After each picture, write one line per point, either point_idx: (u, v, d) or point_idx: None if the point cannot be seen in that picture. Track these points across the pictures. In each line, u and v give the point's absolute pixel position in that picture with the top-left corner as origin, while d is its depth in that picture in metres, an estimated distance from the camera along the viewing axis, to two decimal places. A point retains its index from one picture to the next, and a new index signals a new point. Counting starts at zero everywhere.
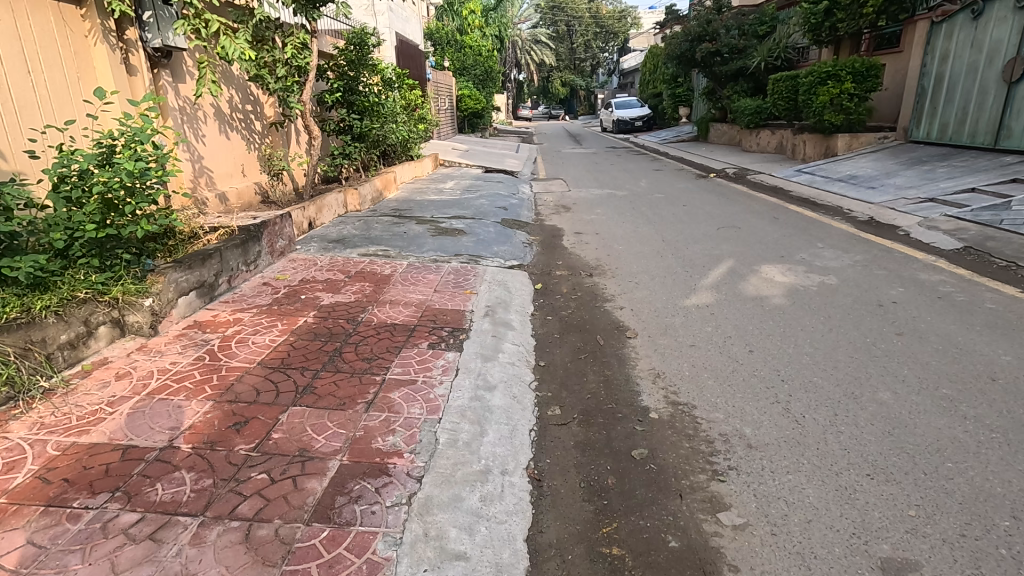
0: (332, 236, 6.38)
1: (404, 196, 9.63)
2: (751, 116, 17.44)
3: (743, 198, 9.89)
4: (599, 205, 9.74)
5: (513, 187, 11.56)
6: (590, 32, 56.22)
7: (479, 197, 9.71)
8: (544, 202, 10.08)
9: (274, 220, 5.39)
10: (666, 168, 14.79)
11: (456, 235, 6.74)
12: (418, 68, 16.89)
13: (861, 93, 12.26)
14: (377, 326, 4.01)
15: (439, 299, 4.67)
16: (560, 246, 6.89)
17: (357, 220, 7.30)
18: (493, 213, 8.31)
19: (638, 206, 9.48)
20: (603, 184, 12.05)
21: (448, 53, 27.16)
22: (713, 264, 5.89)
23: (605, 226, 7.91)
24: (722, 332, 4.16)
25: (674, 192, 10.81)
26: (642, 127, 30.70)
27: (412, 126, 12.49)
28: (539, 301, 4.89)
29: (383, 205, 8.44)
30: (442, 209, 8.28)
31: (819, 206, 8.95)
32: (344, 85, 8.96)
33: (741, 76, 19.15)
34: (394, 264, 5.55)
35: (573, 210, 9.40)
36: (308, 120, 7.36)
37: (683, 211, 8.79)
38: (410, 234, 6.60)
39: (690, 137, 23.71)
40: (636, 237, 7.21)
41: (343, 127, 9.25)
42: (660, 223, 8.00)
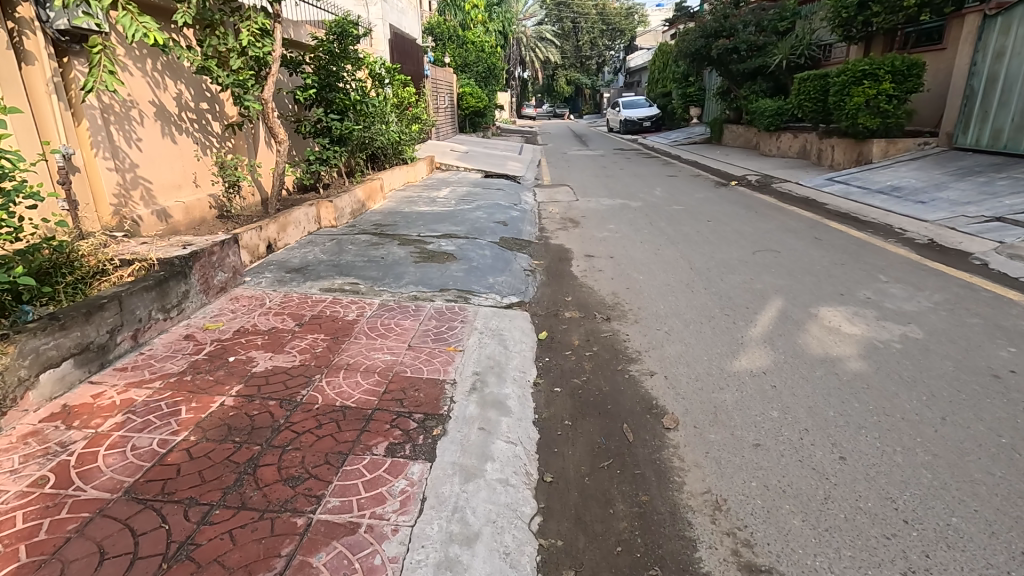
0: (294, 262, 5.30)
1: (391, 206, 8.54)
2: (773, 117, 16.27)
3: (773, 212, 8.76)
4: (611, 219, 8.63)
5: (515, 196, 10.46)
6: (596, 29, 55.03)
7: (477, 208, 8.60)
8: (549, 214, 8.97)
9: (212, 248, 4.29)
10: (680, 174, 13.65)
11: (444, 261, 5.62)
12: (416, 65, 15.84)
13: (901, 94, 11.04)
14: (319, 414, 2.90)
15: (411, 361, 3.56)
16: (568, 274, 5.79)
17: (330, 239, 6.20)
18: (491, 230, 7.22)
19: (655, 221, 8.37)
20: (615, 193, 10.93)
21: (449, 48, 26.02)
22: (758, 304, 4.77)
23: (620, 247, 6.80)
24: (794, 421, 3.05)
25: (694, 203, 9.68)
26: (651, 127, 29.55)
27: (404, 128, 11.33)
28: (543, 362, 3.77)
29: (364, 219, 7.34)
30: (432, 224, 7.19)
31: (864, 224, 7.84)
32: (322, 80, 7.85)
33: (761, 74, 17.97)
34: (363, 304, 4.45)
35: (582, 224, 8.29)
36: (271, 122, 6.22)
37: (708, 229, 7.68)
38: (389, 259, 5.51)
39: (703, 139, 22.54)
40: (658, 263, 6.08)
41: (322, 128, 8.08)
42: (684, 244, 6.88)
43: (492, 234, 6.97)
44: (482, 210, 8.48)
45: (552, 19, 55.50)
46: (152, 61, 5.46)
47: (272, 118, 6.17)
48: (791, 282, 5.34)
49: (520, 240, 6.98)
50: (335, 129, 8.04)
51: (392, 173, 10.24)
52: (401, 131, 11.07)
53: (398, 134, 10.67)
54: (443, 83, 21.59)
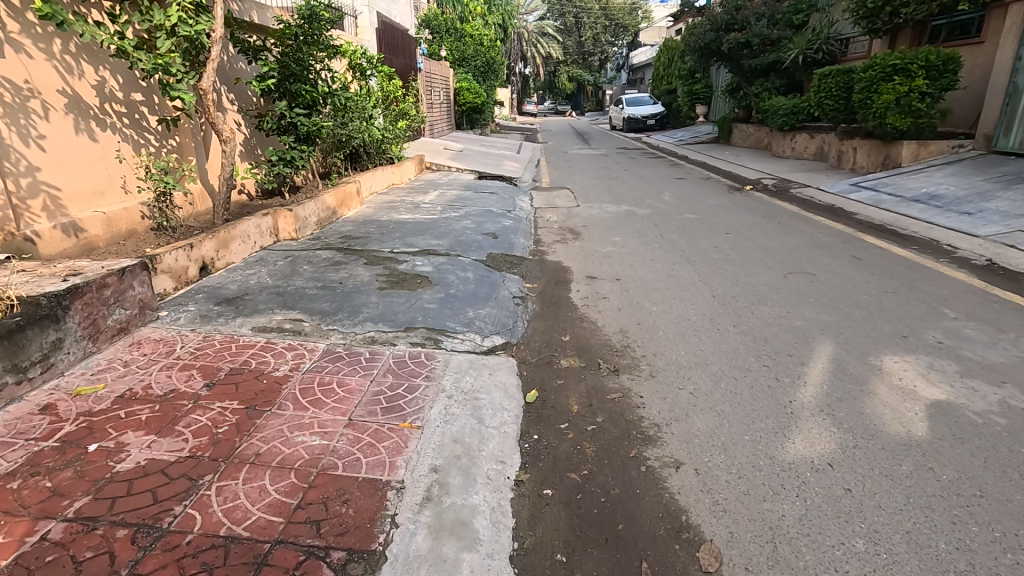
0: (230, 289, 4.33)
1: (367, 212, 7.57)
2: (788, 116, 15.24)
3: (798, 223, 7.79)
4: (616, 229, 7.66)
5: (510, 200, 9.47)
6: (599, 25, 53.93)
7: (465, 216, 7.62)
8: (546, 223, 7.99)
9: (108, 279, 3.33)
10: (690, 176, 12.66)
11: (416, 287, 4.65)
12: (407, 56, 14.87)
13: (935, 92, 10.07)
14: (186, 556, 1.94)
15: (346, 447, 2.59)
16: (565, 303, 4.83)
17: (285, 257, 5.23)
18: (479, 243, 6.24)
19: (666, 232, 7.40)
20: (620, 198, 9.95)
21: (446, 42, 25.00)
22: (804, 350, 3.81)
23: (627, 267, 5.83)
24: (893, 560, 2.09)
25: (708, 212, 8.69)
26: (655, 126, 28.49)
27: (385, 126, 10.28)
28: (529, 444, 2.80)
29: (332, 231, 6.37)
30: (409, 237, 6.22)
31: (905, 238, 6.87)
32: (288, 69, 6.82)
33: (774, 71, 16.96)
34: (303, 351, 3.49)
35: (583, 235, 7.32)
36: (212, 118, 5.17)
37: (727, 243, 6.71)
38: (348, 285, 4.53)
39: (710, 138, 21.52)
40: (674, 289, 5.12)
41: (287, 125, 7.03)
42: (701, 263, 5.91)
43: (479, 249, 5.99)
44: (471, 218, 7.51)
45: (554, 15, 54.35)
46: (61, 40, 4.46)
47: (214, 113, 5.16)
48: (838, 318, 4.37)
49: (512, 257, 6.01)
50: (301, 126, 6.98)
51: (373, 175, 9.22)
52: (382, 130, 10.00)
53: (376, 132, 9.59)
54: (438, 78, 20.57)
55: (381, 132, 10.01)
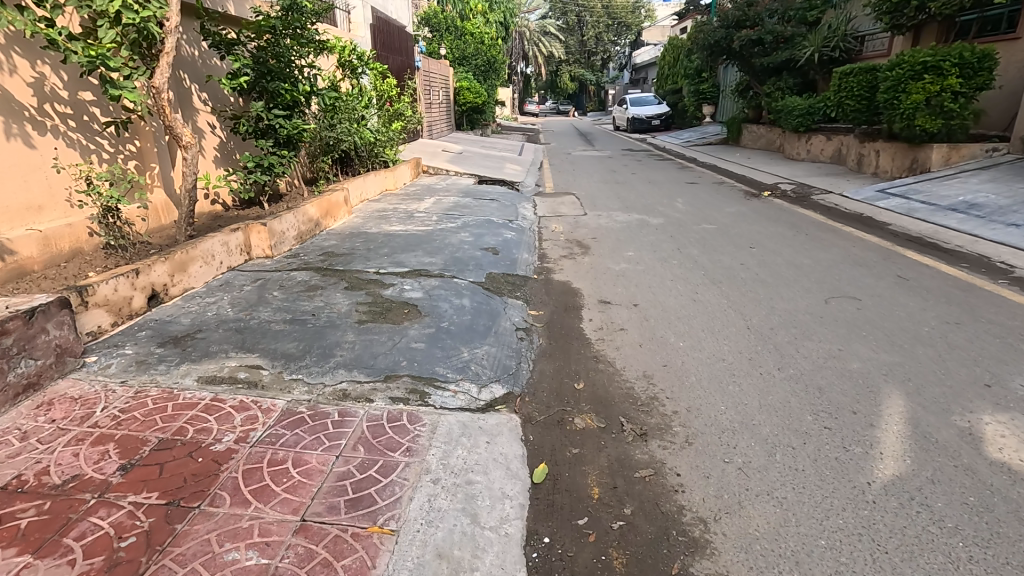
0: (181, 324, 3.66)
1: (356, 223, 6.91)
2: (803, 117, 14.54)
3: (828, 235, 7.11)
4: (628, 241, 6.98)
5: (512, 208, 8.78)
6: (602, 24, 53.22)
7: (462, 227, 6.95)
8: (551, 235, 7.32)
9: (10, 324, 2.65)
10: (703, 181, 11.97)
11: (402, 319, 3.97)
12: (404, 54, 14.22)
13: (969, 91, 9.38)
14: None
15: (291, 571, 1.91)
16: (578, 336, 4.15)
17: (254, 281, 4.56)
18: (477, 261, 5.57)
19: (684, 245, 6.72)
20: (630, 205, 9.26)
21: (446, 40, 24.32)
22: (869, 405, 3.13)
23: (645, 289, 5.15)
24: None
25: (727, 221, 8.01)
26: (660, 126, 27.79)
27: (378, 128, 9.58)
28: (539, 556, 2.12)
29: (313, 247, 5.70)
30: (399, 254, 5.55)
31: (950, 253, 6.19)
32: (262, 66, 6.08)
33: (787, 70, 16.27)
34: (256, 412, 2.81)
35: (593, 249, 6.64)
36: (170, 120, 4.48)
37: (754, 260, 6.03)
38: (322, 318, 3.86)
39: (719, 139, 20.81)
40: (701, 319, 4.44)
41: (265, 128, 6.30)
42: (728, 285, 5.23)
43: (477, 269, 5.32)
44: (469, 230, 6.84)
45: (556, 13, 53.71)
46: None
47: (171, 115, 4.46)
48: (900, 358, 3.70)
49: (514, 278, 5.34)
50: (281, 129, 6.28)
51: (364, 180, 8.54)
52: (374, 132, 9.30)
53: (367, 134, 8.89)
54: (437, 77, 19.88)
55: (373, 134, 9.30)
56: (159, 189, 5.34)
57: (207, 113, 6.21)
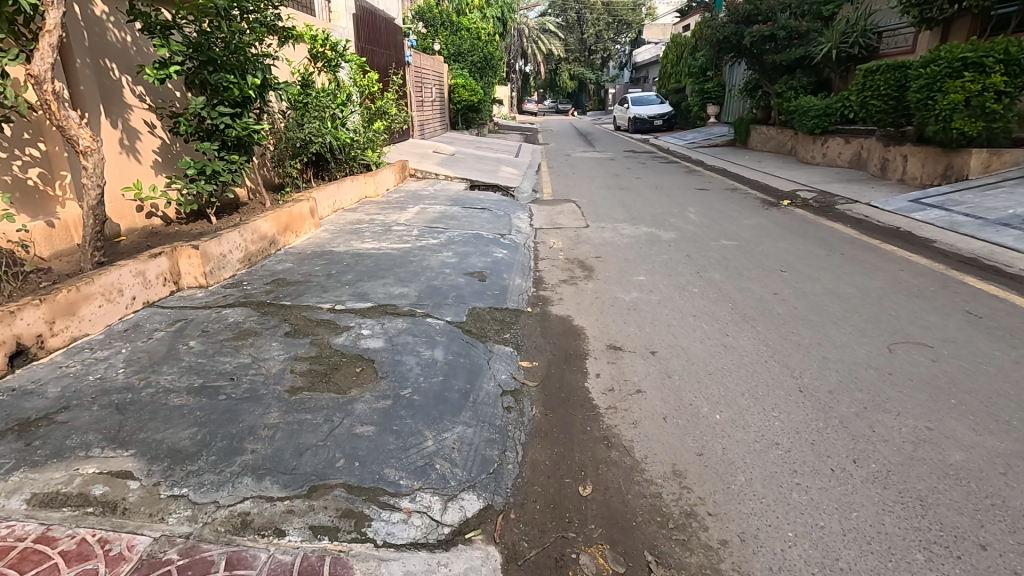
0: (44, 397, 2.69)
1: (322, 239, 5.97)
2: (820, 118, 13.59)
3: (868, 255, 6.17)
4: (637, 261, 6.04)
5: (505, 219, 7.83)
6: (602, 22, 52.29)
7: (446, 244, 6.01)
8: (549, 252, 6.38)
9: None
10: (713, 187, 11.05)
11: (351, 384, 3.01)
12: (392, 48, 13.22)
13: (1014, 90, 8.51)
14: None
15: None
16: (582, 403, 3.21)
17: (171, 324, 3.61)
18: (459, 291, 4.61)
19: (703, 266, 5.79)
20: (636, 215, 8.32)
21: (441, 36, 23.36)
22: (1001, 534, 2.19)
23: (663, 330, 4.21)
24: None
25: (747, 236, 7.08)
26: (662, 127, 26.84)
27: (356, 127, 8.57)
28: None
29: (261, 274, 4.74)
30: (363, 282, 4.59)
31: (1017, 280, 5.27)
32: (205, 54, 5.02)
33: (801, 67, 15.35)
34: (98, 565, 1.84)
35: (597, 271, 5.70)
36: (61, 120, 3.51)
37: (788, 288, 5.09)
38: (243, 384, 2.91)
39: (725, 141, 19.86)
40: (738, 377, 3.49)
41: (209, 129, 5.27)
42: (763, 324, 4.29)
43: (458, 302, 4.37)
44: (453, 248, 5.90)
45: (556, 11, 52.77)
46: None
47: (61, 112, 3.50)
48: (1015, 443, 2.77)
49: (503, 313, 4.39)
50: (229, 130, 5.27)
51: (337, 187, 7.56)
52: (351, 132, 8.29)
53: (340, 134, 7.87)
54: (430, 74, 18.93)
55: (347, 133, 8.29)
56: (71, 203, 4.38)
57: (143, 110, 5.25)
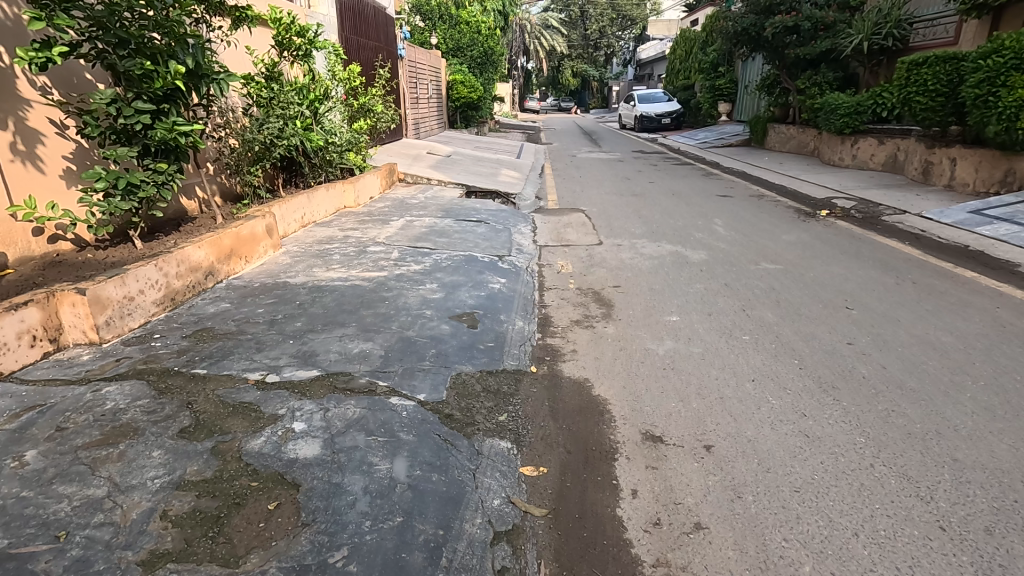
0: None
1: (280, 266, 4.86)
2: (849, 117, 12.46)
3: (947, 285, 5.06)
4: (664, 292, 4.92)
5: (504, 234, 6.71)
6: (605, 18, 51.11)
7: (431, 272, 4.90)
8: (556, 280, 5.26)
9: None
10: (738, 194, 9.92)
11: (254, 541, 1.90)
12: (381, 40, 12.01)
13: None
14: None
15: None
16: (618, 551, 2.12)
17: (18, 415, 2.50)
18: (442, 344, 3.49)
19: (748, 300, 4.67)
20: (656, 230, 7.20)
21: (439, 30, 22.24)
22: None
23: (716, 408, 3.09)
24: None
25: (792, 257, 5.96)
26: (671, 126, 25.70)
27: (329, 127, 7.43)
28: None
29: (184, 321, 3.64)
30: (315, 334, 3.48)
31: None
32: (110, 35, 3.79)
33: (826, 62, 14.20)
34: None
35: (617, 308, 4.58)
36: None
37: (864, 336, 3.98)
38: (72, 550, 1.80)
39: (740, 140, 18.70)
40: (842, 499, 2.39)
41: (126, 131, 4.10)
42: (850, 397, 3.18)
43: (437, 363, 3.25)
44: (440, 277, 4.79)
45: (559, 7, 51.73)
46: None
47: None
48: None
49: (498, 379, 3.27)
50: (151, 131, 4.09)
51: (305, 198, 6.43)
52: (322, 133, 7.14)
53: (306, 135, 6.72)
54: (426, 69, 17.78)
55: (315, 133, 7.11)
56: None
57: (46, 105, 4.12)
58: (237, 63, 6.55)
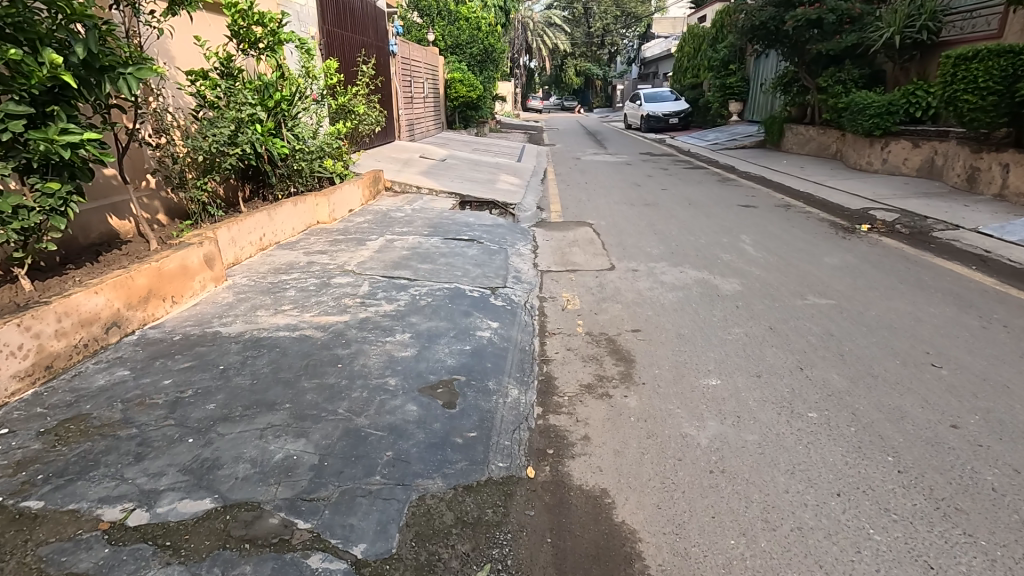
0: None
1: (217, 308, 3.90)
2: (879, 117, 11.39)
3: None
4: (696, 340, 3.95)
5: (498, 256, 5.73)
6: (609, 15, 50.04)
7: (405, 315, 3.94)
8: (561, 321, 4.29)
9: None
10: (762, 204, 8.93)
11: None
12: (369, 36, 11.04)
13: None
14: None
15: None
16: None
17: None
18: (404, 440, 2.53)
19: (803, 354, 3.70)
20: (677, 250, 6.21)
21: (437, 25, 21.25)
22: None
23: (795, 553, 2.11)
24: None
25: (842, 289, 4.98)
26: (678, 125, 24.68)
27: (294, 131, 6.47)
28: None
29: (55, 402, 2.68)
30: (229, 424, 2.52)
31: None
32: None
33: (850, 58, 13.19)
34: None
35: (639, 365, 3.61)
36: None
37: (971, 414, 3.00)
38: None
39: (754, 141, 17.67)
40: None
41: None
42: (985, 531, 2.21)
43: (393, 476, 2.29)
44: (415, 322, 3.83)
45: (562, 4, 50.74)
46: None
47: None
48: None
49: (480, 499, 2.30)
50: (29, 143, 3.10)
51: (265, 216, 5.45)
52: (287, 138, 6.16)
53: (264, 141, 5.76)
54: (422, 67, 16.81)
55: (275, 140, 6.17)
56: None
57: None
58: (186, 58, 5.61)
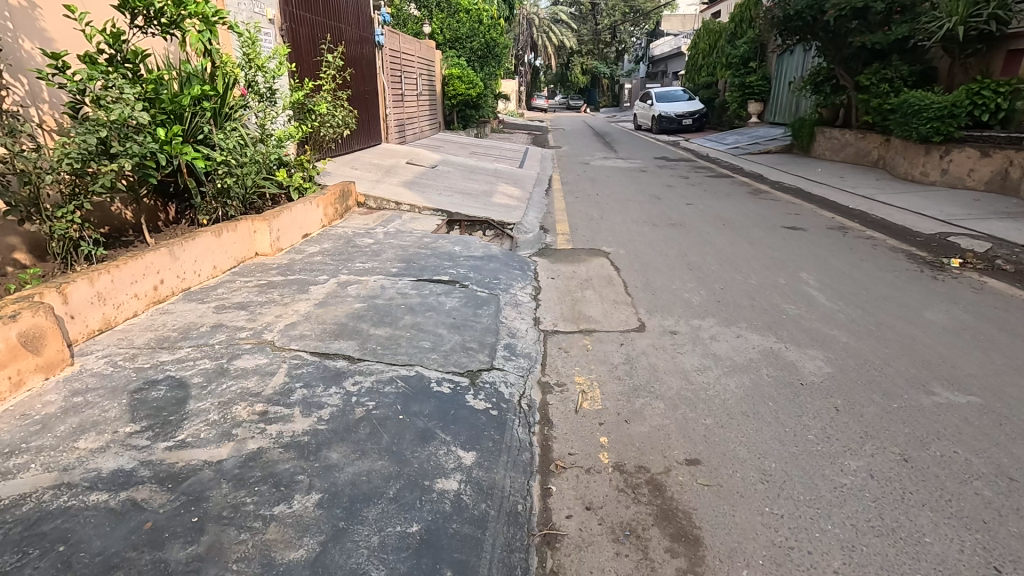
0: None
1: (17, 433, 2.41)
2: (940, 121, 9.79)
3: None
4: (795, 490, 2.43)
5: (486, 309, 4.22)
6: (616, 11, 48.38)
7: (321, 445, 2.42)
8: (573, 440, 2.79)
9: None
10: (811, 227, 7.40)
11: None
12: (346, 22, 9.50)
13: None
14: None
15: None
16: None
17: None
18: None
19: (986, 531, 2.19)
20: (724, 299, 4.69)
21: (435, 17, 19.74)
22: None
23: None
24: None
25: (979, 372, 3.45)
26: (692, 127, 23.08)
27: (224, 134, 4.99)
28: None
29: None
30: None
31: None
32: None
33: (898, 52, 11.75)
34: None
35: (711, 556, 2.09)
36: None
37: None
38: None
39: (779, 145, 16.09)
40: None
41: None
42: None
43: None
44: (335, 463, 2.33)
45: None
46: None
47: None
48: None
49: None
50: None
51: (161, 255, 3.89)
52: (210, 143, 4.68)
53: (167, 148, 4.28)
54: (416, 61, 15.29)
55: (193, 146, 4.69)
56: None
57: None
58: (63, 37, 4.15)
